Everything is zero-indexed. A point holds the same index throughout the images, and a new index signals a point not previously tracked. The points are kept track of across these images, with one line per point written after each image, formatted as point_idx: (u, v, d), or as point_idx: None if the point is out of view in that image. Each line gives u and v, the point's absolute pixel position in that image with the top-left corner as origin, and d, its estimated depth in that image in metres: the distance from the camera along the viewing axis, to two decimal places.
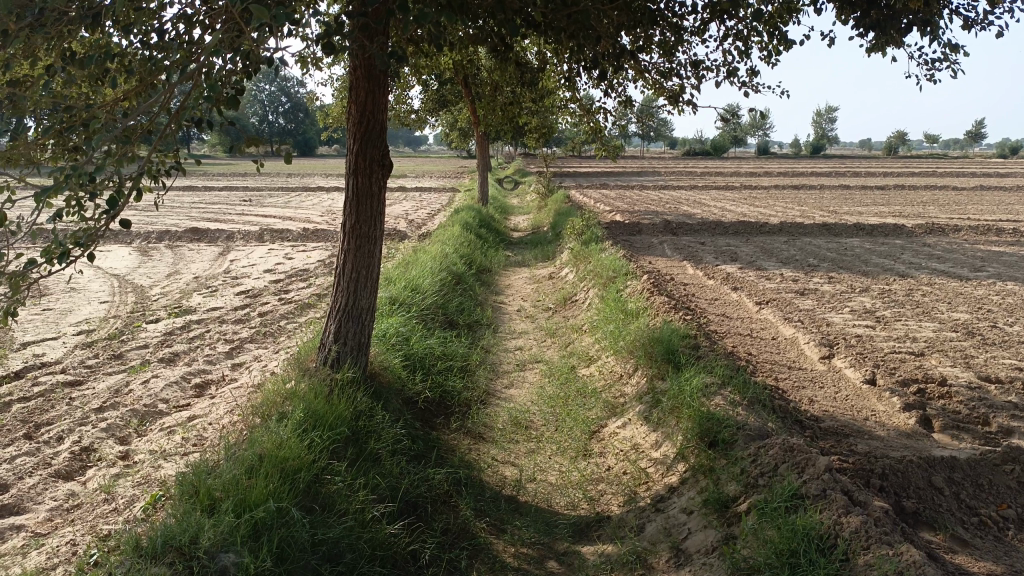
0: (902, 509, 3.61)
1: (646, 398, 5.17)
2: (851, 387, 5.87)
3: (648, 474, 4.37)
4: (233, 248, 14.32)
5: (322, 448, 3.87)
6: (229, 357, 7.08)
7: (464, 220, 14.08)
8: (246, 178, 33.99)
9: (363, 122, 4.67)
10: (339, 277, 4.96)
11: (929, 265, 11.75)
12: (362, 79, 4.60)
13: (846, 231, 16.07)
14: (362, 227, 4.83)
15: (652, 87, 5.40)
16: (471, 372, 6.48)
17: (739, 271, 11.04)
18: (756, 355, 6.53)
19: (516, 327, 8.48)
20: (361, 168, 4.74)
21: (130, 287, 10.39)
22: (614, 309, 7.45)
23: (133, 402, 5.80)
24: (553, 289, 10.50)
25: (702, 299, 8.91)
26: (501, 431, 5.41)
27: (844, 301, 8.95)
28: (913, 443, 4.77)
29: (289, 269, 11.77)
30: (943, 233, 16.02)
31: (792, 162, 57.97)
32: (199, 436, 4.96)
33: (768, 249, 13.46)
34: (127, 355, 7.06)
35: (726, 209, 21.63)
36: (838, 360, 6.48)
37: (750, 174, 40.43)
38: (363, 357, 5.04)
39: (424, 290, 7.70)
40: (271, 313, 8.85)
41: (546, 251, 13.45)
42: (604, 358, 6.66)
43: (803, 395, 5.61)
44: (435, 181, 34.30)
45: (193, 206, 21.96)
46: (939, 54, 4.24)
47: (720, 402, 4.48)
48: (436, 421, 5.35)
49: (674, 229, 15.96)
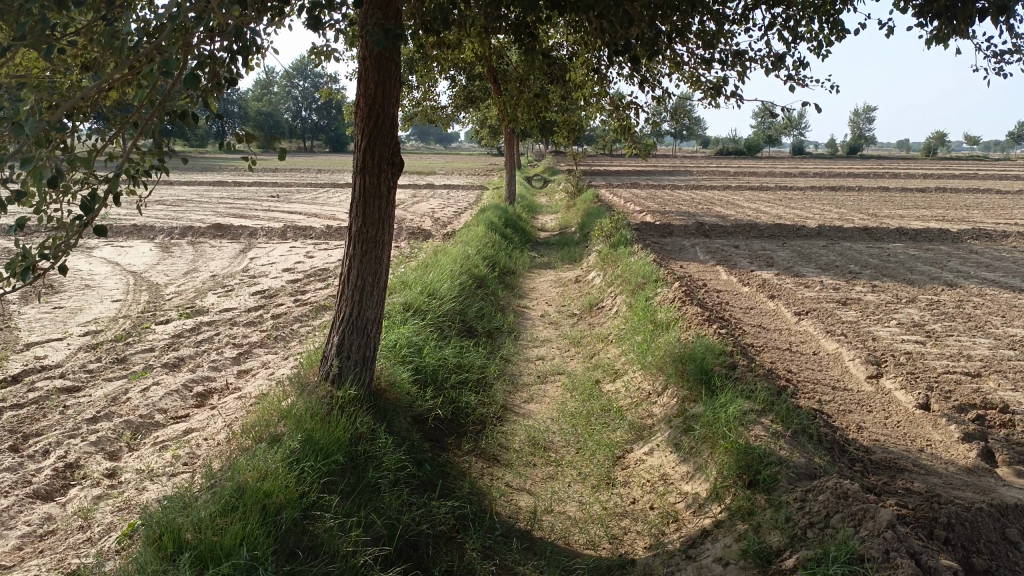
0: (971, 567, 3.12)
1: (677, 424, 4.71)
2: (902, 411, 5.36)
3: (678, 513, 3.92)
4: (254, 246, 14.05)
5: (313, 480, 3.48)
6: (236, 362, 6.74)
7: (490, 219, 13.69)
8: (276, 174, 33.97)
9: (372, 117, 4.28)
10: (343, 285, 4.56)
11: (979, 273, 11.10)
12: (371, 70, 4.20)
13: (888, 236, 15.37)
14: (369, 230, 4.44)
15: (690, 81, 4.95)
16: (488, 385, 6.08)
17: (776, 276, 10.51)
18: (796, 373, 6.03)
19: (538, 334, 8.05)
20: (368, 167, 4.34)
21: (144, 285, 10.12)
22: (643, 319, 6.99)
23: (129, 412, 5.47)
24: (579, 293, 10.07)
25: (736, 308, 8.41)
26: (518, 452, 4.99)
27: (890, 312, 8.39)
28: (976, 482, 4.26)
29: (308, 269, 11.46)
30: (990, 239, 15.28)
31: (827, 162, 56.70)
32: (190, 453, 4.59)
33: (807, 254, 12.87)
34: (130, 359, 6.75)
35: (762, 210, 20.93)
36: (887, 380, 5.96)
37: (787, 174, 39.47)
38: (368, 372, 4.65)
39: (442, 295, 7.29)
40: (284, 315, 8.51)
41: (573, 253, 13.03)
42: (631, 372, 6.21)
43: (850, 420, 5.13)
44: (464, 178, 33.94)
45: (220, 201, 21.86)
46: (1013, 46, 3.73)
47: (760, 432, 4.02)
48: (447, 442, 4.95)
49: (707, 231, 15.42)
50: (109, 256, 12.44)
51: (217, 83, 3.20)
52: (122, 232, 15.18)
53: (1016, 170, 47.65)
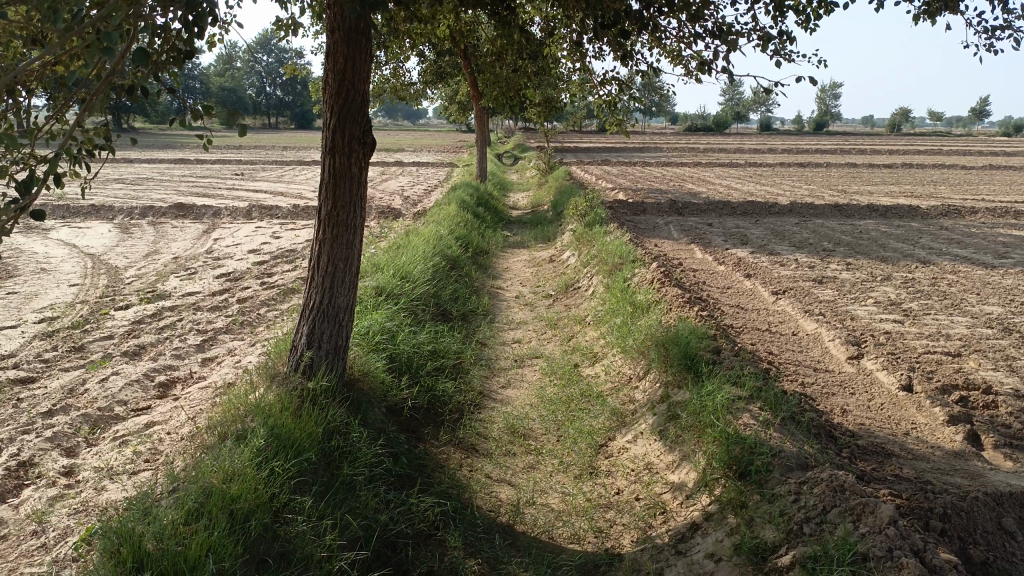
0: (969, 559, 3.03)
1: (661, 411, 4.58)
2: (886, 393, 5.29)
3: (665, 504, 3.79)
4: (218, 226, 13.65)
5: (283, 481, 3.28)
6: (200, 350, 6.47)
7: (462, 198, 13.44)
8: (241, 151, 33.23)
9: (341, 94, 4.03)
10: (313, 271, 4.34)
11: (951, 250, 11.13)
12: (339, 43, 3.95)
13: (859, 213, 15.39)
14: (340, 213, 4.21)
15: (670, 55, 4.76)
16: (464, 371, 5.91)
17: (751, 255, 10.44)
18: (777, 354, 5.92)
19: (513, 316, 7.87)
20: (338, 147, 4.11)
21: (103, 268, 9.73)
22: (621, 301, 6.84)
23: (87, 404, 5.20)
24: (553, 273, 9.91)
25: (713, 288, 8.30)
26: (496, 442, 4.83)
27: (866, 291, 8.34)
28: (964, 466, 4.19)
29: (275, 250, 11.14)
30: (959, 215, 15.38)
31: (794, 138, 57.01)
32: (152, 449, 4.35)
33: (780, 232, 12.84)
34: (88, 347, 6.44)
35: (733, 187, 20.89)
36: (868, 361, 5.89)
37: (756, 150, 39.61)
38: (340, 361, 4.44)
39: (415, 278, 7.08)
40: (251, 299, 8.22)
41: (547, 232, 12.85)
42: (610, 356, 6.06)
43: (834, 403, 5.04)
44: (433, 155, 33.48)
45: (183, 179, 21.29)
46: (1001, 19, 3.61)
47: (749, 421, 3.90)
48: (423, 432, 4.77)
49: (680, 208, 15.33)
50: (66, 238, 11.99)
51: (171, 56, 2.96)
52: (80, 212, 14.66)
53: (979, 146, 48.38)
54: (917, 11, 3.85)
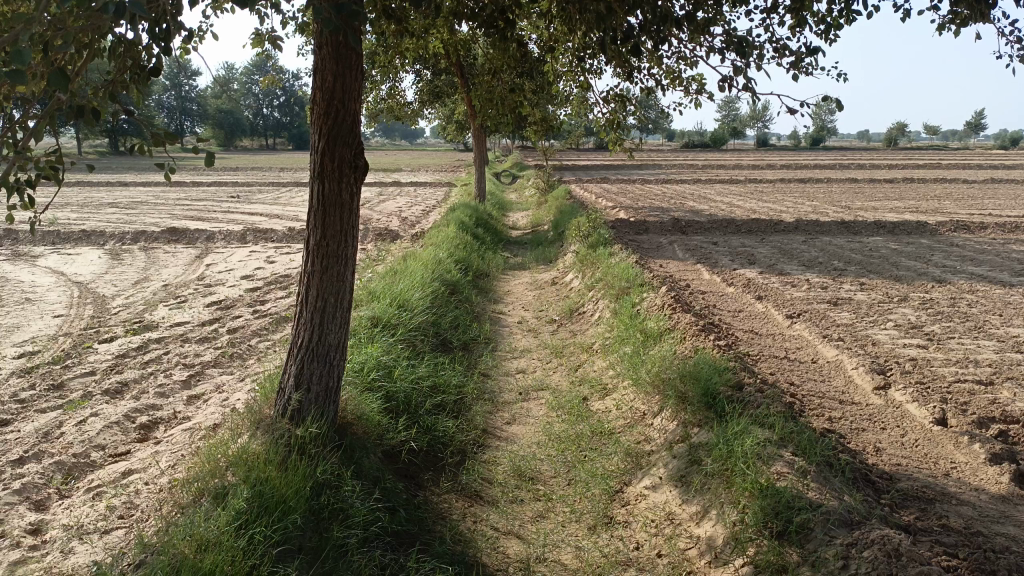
0: None
1: (681, 453, 4.21)
2: (919, 429, 4.93)
3: (691, 563, 3.43)
4: (212, 251, 13.31)
5: (266, 550, 2.93)
6: (186, 386, 6.10)
7: (460, 219, 13.14)
8: (237, 173, 32.98)
9: (331, 113, 3.70)
10: (301, 308, 3.99)
11: (966, 268, 10.78)
12: (328, 59, 3.64)
13: (866, 229, 15.07)
14: (330, 244, 3.87)
15: (675, 72, 4.47)
16: (467, 407, 5.55)
17: (761, 275, 10.10)
18: (798, 385, 5.56)
19: (517, 344, 7.51)
20: (327, 172, 3.78)
21: (90, 298, 9.37)
22: (630, 329, 6.49)
23: (62, 450, 4.83)
24: (557, 297, 9.58)
25: (724, 311, 7.95)
26: (503, 487, 4.45)
27: (885, 313, 7.99)
28: (1015, 512, 3.83)
29: (269, 275, 10.80)
30: (968, 231, 15.06)
31: (793, 154, 56.92)
32: (127, 503, 3.98)
33: (788, 250, 12.51)
34: (68, 385, 6.07)
35: (735, 205, 20.58)
36: (896, 392, 5.53)
37: (753, 167, 39.49)
38: (332, 405, 4.08)
39: (413, 306, 6.73)
40: (242, 329, 7.86)
41: (548, 253, 12.53)
42: (621, 389, 5.70)
43: (864, 440, 4.68)
44: (430, 175, 33.22)
45: (178, 203, 20.98)
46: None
47: (783, 469, 3.54)
48: (423, 479, 4.40)
49: (684, 227, 15.02)
50: (54, 265, 11.63)
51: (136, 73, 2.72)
52: (70, 238, 14.31)
53: (977, 159, 48.30)
54: (945, 21, 3.54)
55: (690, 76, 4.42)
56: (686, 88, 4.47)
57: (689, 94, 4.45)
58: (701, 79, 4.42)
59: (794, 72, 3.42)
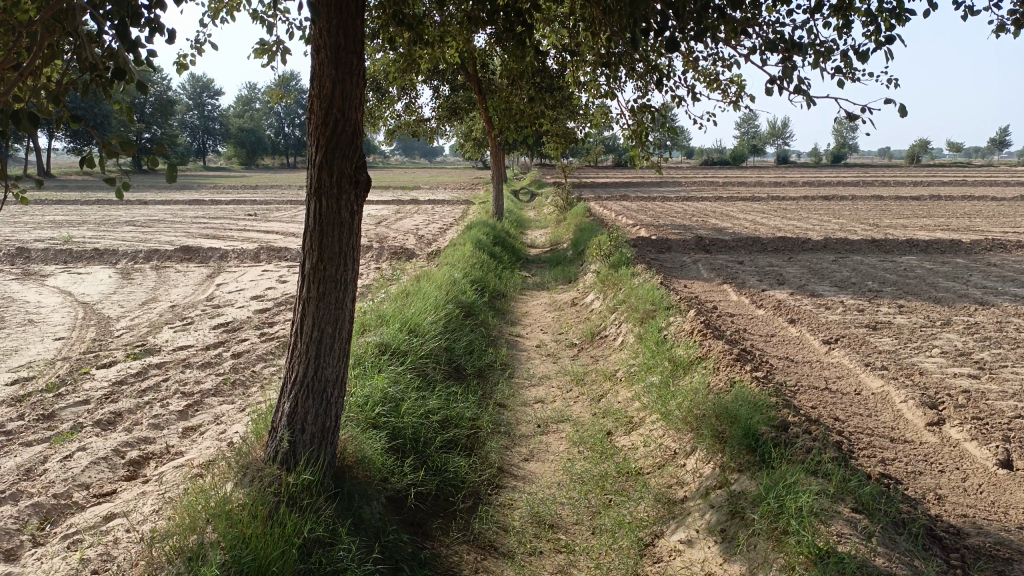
0: None
1: (720, 502, 3.76)
2: (982, 472, 4.43)
3: None
4: (224, 270, 13.02)
5: None
6: (183, 417, 5.73)
7: (477, 237, 12.77)
8: (256, 192, 32.84)
9: (328, 123, 3.32)
10: (295, 338, 3.60)
11: (1009, 289, 10.23)
12: (326, 64, 3.27)
13: (899, 248, 14.51)
14: (327, 267, 3.48)
15: (707, 78, 4.08)
16: (481, 442, 5.13)
17: (792, 297, 9.62)
18: (843, 421, 5.08)
19: (535, 370, 7.06)
20: (324, 187, 3.39)
21: (94, 319, 9.05)
22: (657, 356, 6.06)
23: (42, 490, 4.46)
24: (578, 318, 9.15)
25: (755, 336, 7.48)
26: (520, 537, 4.01)
27: (929, 338, 7.49)
28: None
29: (279, 296, 10.47)
30: (1005, 250, 14.47)
31: (816, 171, 56.30)
32: (103, 555, 3.58)
33: (818, 270, 12.01)
34: (59, 415, 5.71)
35: (759, 222, 20.07)
36: (951, 429, 5.04)
37: (774, 183, 39.05)
38: (329, 447, 3.68)
39: (425, 331, 6.33)
40: (247, 352, 7.49)
41: (568, 272, 12.11)
42: (648, 424, 5.25)
43: (922, 485, 4.18)
44: (448, 193, 32.94)
45: (194, 221, 20.81)
46: None
47: (845, 530, 3.08)
48: (431, 528, 3.99)
49: (707, 245, 14.55)
50: (62, 285, 11.38)
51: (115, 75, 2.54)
52: (82, 257, 14.08)
53: (1003, 175, 47.44)
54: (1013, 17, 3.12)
55: (730, 80, 4.08)
56: (724, 94, 4.13)
57: (728, 99, 4.14)
58: (740, 84, 4.09)
59: (846, 76, 3.10)
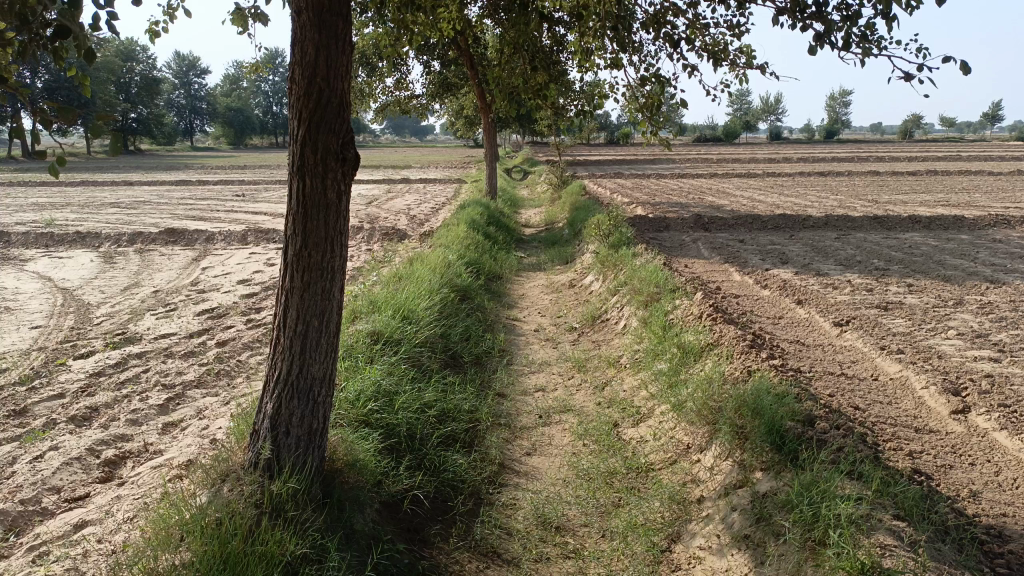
0: None
1: (743, 505, 3.48)
2: (1016, 463, 4.15)
3: None
4: (210, 253, 12.62)
5: None
6: (164, 411, 5.40)
7: (471, 218, 12.42)
8: (244, 172, 32.27)
9: (312, 94, 2.96)
10: (278, 332, 3.26)
11: (1018, 267, 9.96)
12: (308, 28, 2.91)
13: (901, 225, 14.21)
14: (312, 254, 3.14)
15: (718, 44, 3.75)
16: (480, 436, 4.83)
17: (798, 277, 9.32)
18: (863, 409, 4.80)
19: (534, 356, 6.74)
20: (308, 166, 3.04)
21: (72, 306, 8.67)
22: (664, 342, 5.77)
23: (8, 495, 4.13)
24: (577, 301, 8.83)
25: (763, 318, 7.18)
26: (524, 542, 3.71)
27: (943, 319, 7.21)
28: None
29: (267, 280, 10.10)
30: (1009, 225, 14.21)
31: (809, 147, 56.03)
32: (72, 570, 3.27)
33: (821, 248, 11.71)
34: (32, 411, 5.37)
35: (757, 199, 19.74)
36: (978, 418, 4.76)
37: (770, 160, 38.70)
38: (317, 449, 3.37)
39: (419, 318, 6.00)
40: (233, 341, 7.15)
41: (564, 253, 11.78)
42: (658, 415, 4.96)
43: (955, 481, 3.89)
44: (439, 171, 32.39)
45: (181, 202, 20.32)
46: None
47: (887, 540, 2.81)
48: (430, 534, 3.70)
49: (707, 223, 14.21)
50: (43, 270, 10.98)
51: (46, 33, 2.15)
52: (63, 241, 13.63)
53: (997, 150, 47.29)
54: None
55: (738, 50, 3.80)
56: (733, 64, 3.83)
57: (736, 70, 3.85)
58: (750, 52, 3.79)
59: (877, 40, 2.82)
